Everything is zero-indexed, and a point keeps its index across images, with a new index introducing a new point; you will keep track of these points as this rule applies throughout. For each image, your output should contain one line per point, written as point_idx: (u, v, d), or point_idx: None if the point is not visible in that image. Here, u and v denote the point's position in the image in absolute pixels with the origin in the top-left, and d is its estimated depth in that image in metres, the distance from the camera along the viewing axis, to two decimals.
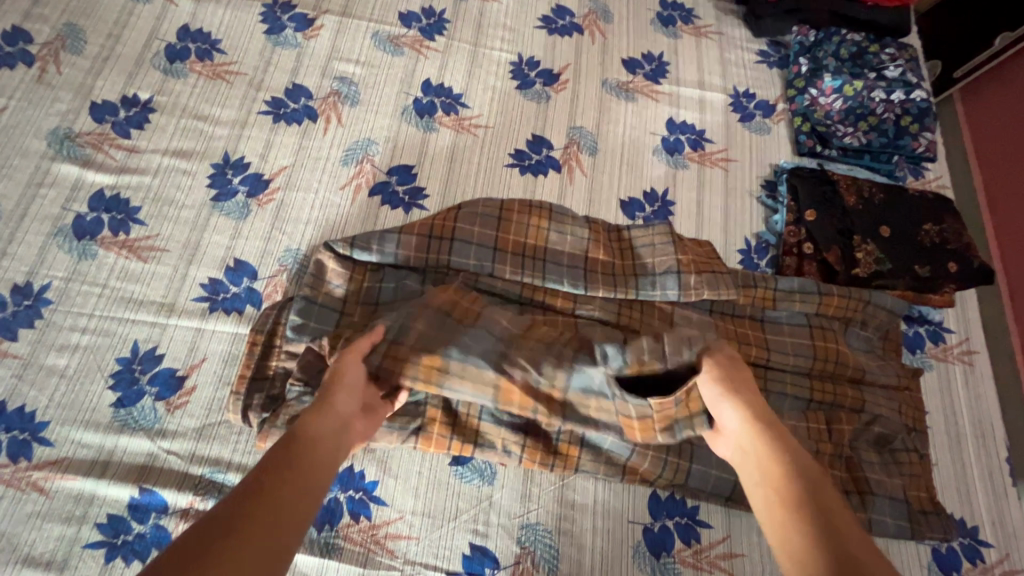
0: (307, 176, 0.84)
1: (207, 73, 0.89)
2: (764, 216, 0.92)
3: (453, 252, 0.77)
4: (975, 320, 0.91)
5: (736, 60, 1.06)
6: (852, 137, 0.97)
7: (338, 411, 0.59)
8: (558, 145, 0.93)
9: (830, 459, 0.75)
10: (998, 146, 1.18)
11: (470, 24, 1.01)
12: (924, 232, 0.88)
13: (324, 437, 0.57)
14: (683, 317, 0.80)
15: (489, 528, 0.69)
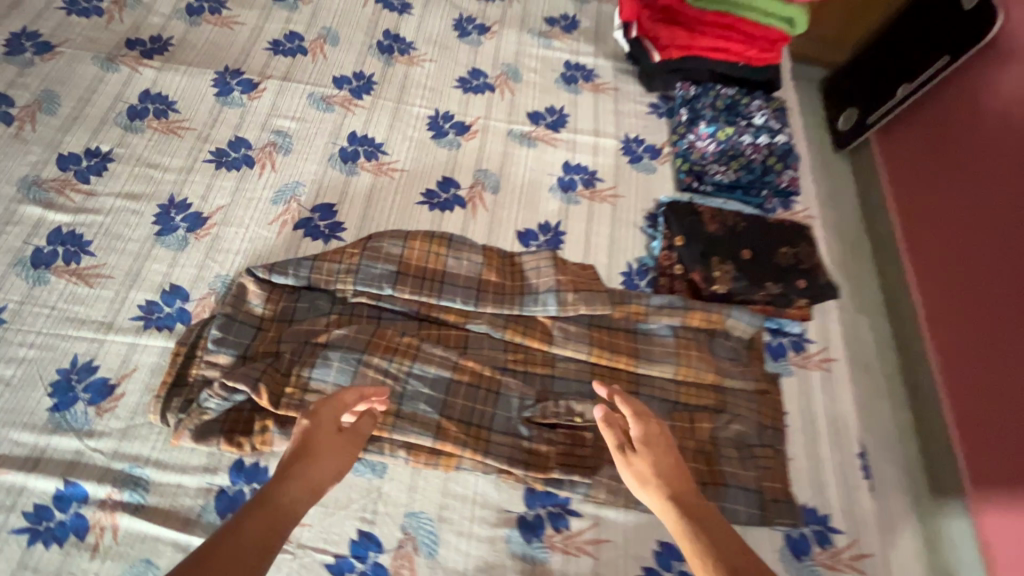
0: (241, 214, 0.97)
1: (162, 128, 1.04)
2: (644, 242, 1.05)
3: (358, 275, 0.89)
4: (835, 332, 1.02)
5: (630, 111, 1.22)
6: (724, 174, 1.11)
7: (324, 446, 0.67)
8: (464, 185, 1.07)
9: (692, 453, 0.85)
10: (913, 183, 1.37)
11: (395, 84, 1.17)
12: (780, 254, 1.00)
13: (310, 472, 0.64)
14: (561, 330, 0.91)
15: (376, 515, 0.77)
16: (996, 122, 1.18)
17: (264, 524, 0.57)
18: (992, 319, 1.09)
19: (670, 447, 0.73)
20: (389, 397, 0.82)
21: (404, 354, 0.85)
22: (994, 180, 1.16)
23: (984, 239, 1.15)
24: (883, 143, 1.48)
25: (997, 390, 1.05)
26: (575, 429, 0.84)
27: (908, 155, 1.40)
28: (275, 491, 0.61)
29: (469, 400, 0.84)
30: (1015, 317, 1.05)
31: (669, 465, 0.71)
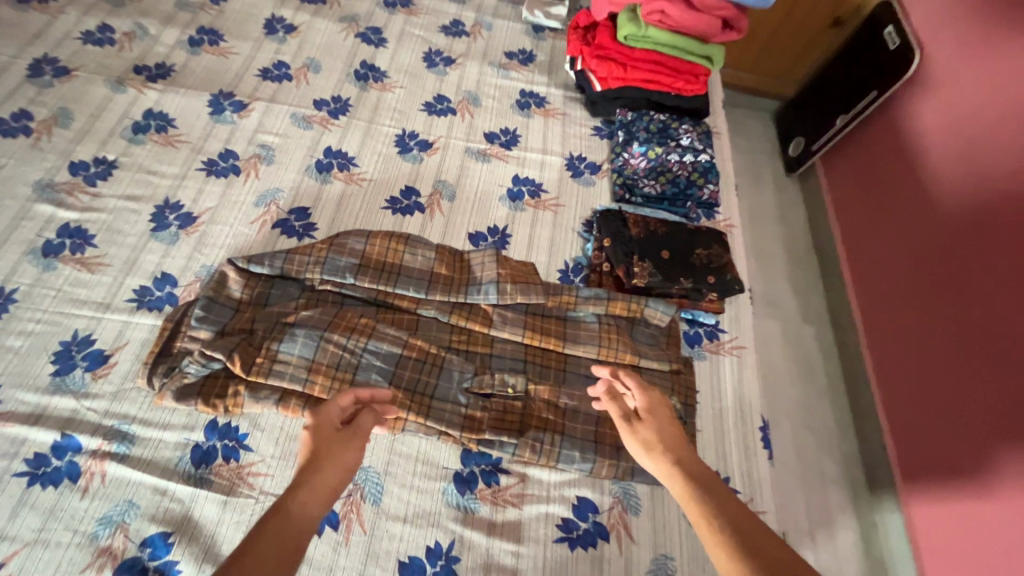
0: (227, 214, 1.12)
1: (161, 141, 1.20)
2: (580, 245, 1.21)
3: (324, 267, 1.04)
4: (746, 323, 1.17)
5: (575, 133, 1.40)
6: (652, 188, 1.28)
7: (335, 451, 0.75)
8: (424, 194, 1.23)
9: (608, 422, 0.98)
10: (856, 227, 1.99)
11: (368, 107, 1.34)
12: (695, 255, 1.15)
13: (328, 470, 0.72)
14: (500, 316, 1.05)
15: None
16: (895, 192, 1.83)
17: (290, 526, 0.65)
18: (911, 343, 1.65)
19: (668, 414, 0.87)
20: (345, 368, 0.95)
21: (361, 332, 0.98)
22: (904, 230, 1.76)
23: (905, 288, 1.71)
24: (832, 200, 2.14)
25: (906, 389, 1.64)
26: (508, 399, 0.98)
27: (855, 221, 2.00)
28: (288, 502, 0.67)
29: (416, 373, 0.97)
30: (926, 319, 1.61)
31: (669, 430, 0.84)
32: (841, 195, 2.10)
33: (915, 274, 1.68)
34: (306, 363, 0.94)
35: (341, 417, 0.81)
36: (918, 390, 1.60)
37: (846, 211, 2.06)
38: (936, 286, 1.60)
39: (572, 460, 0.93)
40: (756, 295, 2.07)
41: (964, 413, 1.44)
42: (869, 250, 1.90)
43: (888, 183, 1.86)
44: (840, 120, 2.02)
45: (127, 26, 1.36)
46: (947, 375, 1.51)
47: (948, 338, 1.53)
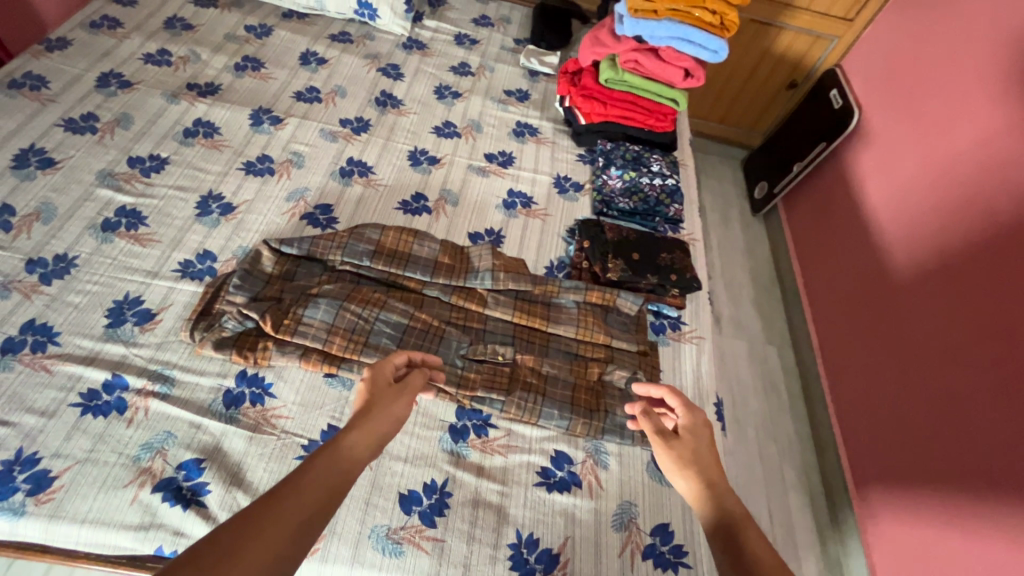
0: (262, 206, 1.31)
1: (208, 145, 1.40)
2: (563, 246, 1.41)
3: (345, 250, 1.21)
4: (705, 318, 1.35)
5: (562, 158, 1.63)
6: (627, 204, 1.50)
7: (391, 408, 0.86)
8: (432, 199, 1.43)
9: (583, 388, 1.14)
10: (815, 267, 2.21)
11: (386, 128, 1.57)
12: (661, 257, 1.35)
13: (380, 426, 0.82)
14: (494, 298, 1.23)
15: (343, 416, 1.04)
16: (845, 234, 2.07)
17: (328, 480, 0.71)
18: (858, 361, 1.85)
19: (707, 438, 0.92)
20: (360, 333, 1.11)
21: (374, 304, 1.15)
22: (852, 266, 1.99)
23: (852, 312, 1.93)
24: (795, 244, 2.37)
25: (854, 403, 1.82)
26: (498, 365, 1.14)
27: (812, 257, 2.24)
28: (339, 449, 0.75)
29: (420, 340, 1.14)
30: (870, 342, 1.81)
31: (704, 455, 0.89)
32: (802, 239, 2.33)
33: (861, 299, 1.90)
34: (327, 326, 1.10)
35: (395, 373, 0.93)
36: (863, 403, 1.77)
37: (806, 253, 2.29)
38: (877, 310, 1.81)
39: (551, 417, 1.08)
40: (724, 317, 2.27)
41: (898, 419, 1.61)
42: (824, 281, 2.13)
43: (838, 223, 2.12)
44: (796, 166, 2.31)
45: (183, 51, 1.59)
46: (886, 387, 1.69)
47: (887, 354, 1.72)
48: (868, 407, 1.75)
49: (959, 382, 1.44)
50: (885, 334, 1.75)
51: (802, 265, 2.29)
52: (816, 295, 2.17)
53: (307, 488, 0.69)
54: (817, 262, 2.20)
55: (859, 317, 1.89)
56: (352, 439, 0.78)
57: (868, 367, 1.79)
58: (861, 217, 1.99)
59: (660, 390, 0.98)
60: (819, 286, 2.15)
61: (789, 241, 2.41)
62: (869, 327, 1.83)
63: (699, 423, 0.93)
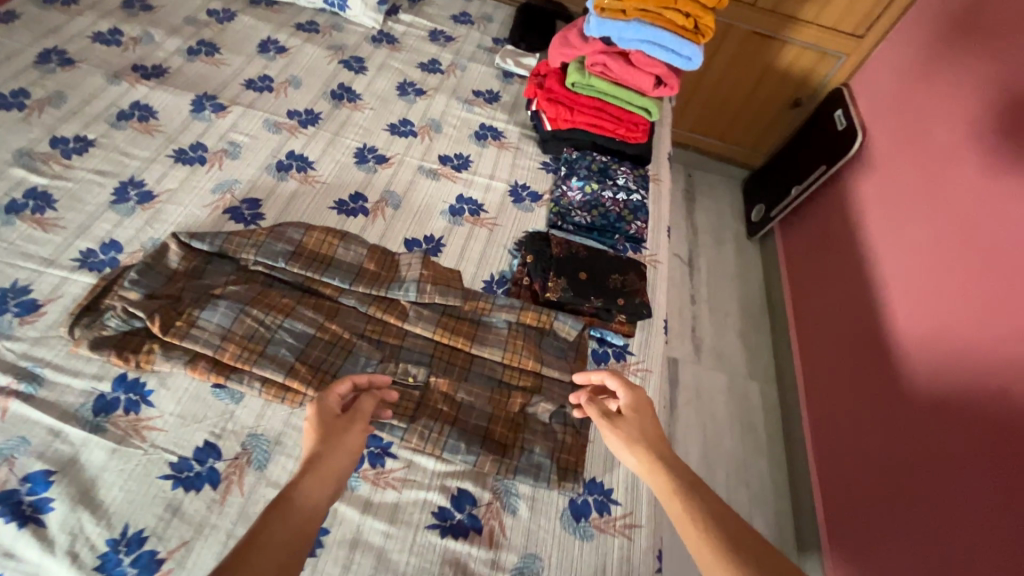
0: (184, 197, 1.22)
1: (141, 129, 1.32)
2: (507, 260, 1.29)
3: (260, 249, 1.12)
4: (656, 350, 1.22)
5: (523, 164, 1.52)
6: (583, 218, 1.38)
7: (348, 441, 0.79)
8: (371, 200, 1.33)
9: (501, 420, 1.03)
10: (807, 302, 2.05)
11: (337, 122, 1.48)
12: (611, 279, 1.23)
13: (335, 461, 0.75)
14: (416, 312, 1.12)
15: (223, 432, 0.94)
16: (840, 269, 1.92)
17: (290, 528, 0.65)
18: (843, 407, 1.69)
19: (650, 416, 0.92)
20: (258, 341, 1.01)
21: (280, 310, 1.06)
22: (844, 304, 1.83)
23: (841, 353, 1.77)
24: (790, 276, 2.21)
25: (836, 452, 1.66)
26: (407, 388, 1.03)
27: (805, 289, 2.09)
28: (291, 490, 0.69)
29: (324, 353, 1.03)
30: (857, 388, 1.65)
31: (650, 429, 0.89)
32: (796, 271, 2.17)
33: (852, 340, 1.75)
34: (221, 332, 1.00)
35: (340, 404, 0.86)
36: (845, 453, 1.62)
37: (799, 287, 2.13)
38: (868, 352, 1.66)
39: (456, 451, 0.97)
40: (705, 346, 2.12)
41: (881, 475, 1.45)
42: (816, 317, 1.97)
43: (835, 254, 1.97)
44: (795, 189, 2.17)
45: (135, 32, 1.53)
46: (871, 438, 1.54)
47: (875, 402, 1.57)
48: (851, 458, 1.59)
49: (952, 441, 1.29)
50: (874, 380, 1.60)
51: (794, 300, 2.13)
52: (806, 333, 2.01)
53: (272, 534, 0.64)
54: (809, 297, 2.04)
55: (848, 359, 1.73)
56: (304, 486, 0.70)
57: (854, 414, 1.63)
58: (859, 249, 1.84)
59: (600, 374, 0.99)
60: (810, 323, 1.99)
61: (783, 272, 2.24)
62: (857, 372, 1.68)
63: (642, 400, 0.94)
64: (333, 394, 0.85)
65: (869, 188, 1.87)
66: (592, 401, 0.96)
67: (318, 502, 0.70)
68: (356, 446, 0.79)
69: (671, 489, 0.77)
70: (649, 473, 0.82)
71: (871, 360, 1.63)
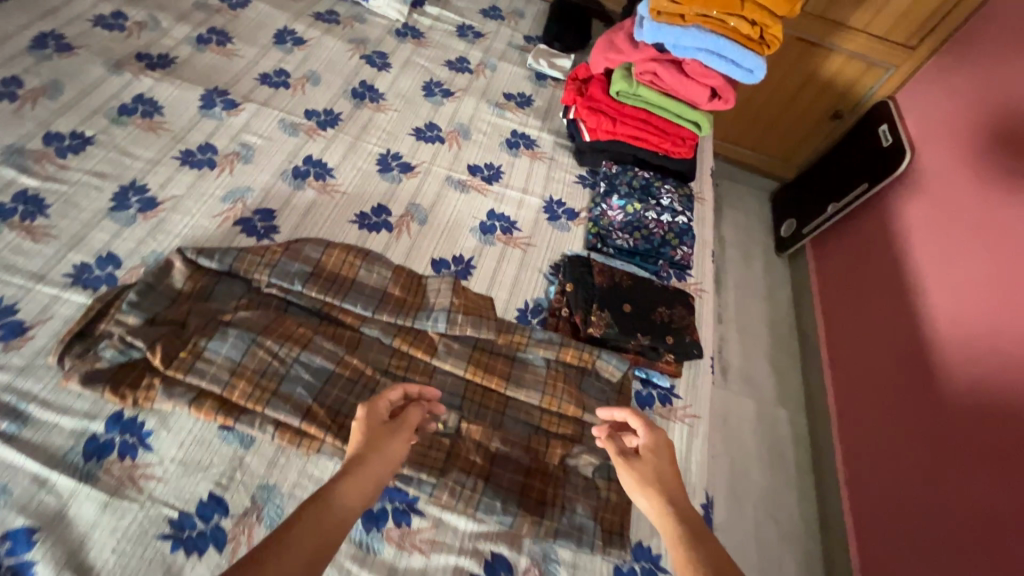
0: (191, 205, 1.11)
1: (144, 126, 1.20)
2: (543, 286, 1.18)
3: (274, 270, 1.01)
4: (704, 393, 1.11)
5: (558, 178, 1.40)
6: (625, 241, 1.26)
7: (394, 447, 0.77)
8: (395, 214, 1.21)
9: (539, 474, 0.92)
10: (838, 325, 1.94)
11: (359, 124, 1.36)
12: (658, 313, 1.13)
13: (379, 468, 0.74)
14: (446, 345, 1.01)
15: (231, 483, 0.83)
16: (879, 292, 1.80)
17: (319, 532, 0.63)
18: (882, 437, 1.59)
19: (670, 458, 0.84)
20: (272, 377, 0.90)
21: (296, 341, 0.95)
22: (883, 330, 1.73)
23: (880, 379, 1.67)
24: (819, 295, 2.09)
25: (872, 485, 1.56)
26: (436, 435, 0.92)
27: (838, 308, 1.97)
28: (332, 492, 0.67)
29: (344, 391, 0.93)
30: (899, 423, 1.55)
31: (668, 473, 0.81)
32: (827, 290, 2.06)
33: (892, 366, 1.64)
34: (231, 366, 0.89)
35: (388, 411, 0.82)
36: (884, 488, 1.52)
37: (829, 308, 2.02)
38: (911, 380, 1.56)
39: (491, 510, 0.86)
40: (732, 368, 1.98)
41: (926, 515, 1.36)
42: (849, 337, 1.87)
43: (874, 273, 1.85)
44: (832, 208, 2.04)
45: (141, 16, 1.40)
46: (915, 474, 1.44)
47: (921, 436, 1.47)
48: (891, 494, 1.49)
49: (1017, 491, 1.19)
50: (919, 411, 1.50)
51: (823, 322, 2.02)
52: (836, 358, 1.90)
53: (304, 538, 0.61)
54: (842, 320, 1.93)
55: (888, 387, 1.63)
56: (340, 490, 0.68)
57: (895, 446, 1.54)
58: (903, 269, 1.73)
59: (623, 413, 0.89)
60: (842, 348, 1.89)
61: (812, 291, 2.12)
62: (898, 401, 1.58)
63: (660, 443, 0.84)
64: (383, 398, 0.82)
65: (919, 209, 1.75)
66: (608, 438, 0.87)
67: (353, 504, 0.68)
68: (398, 455, 0.77)
69: (674, 536, 0.71)
70: (659, 518, 0.75)
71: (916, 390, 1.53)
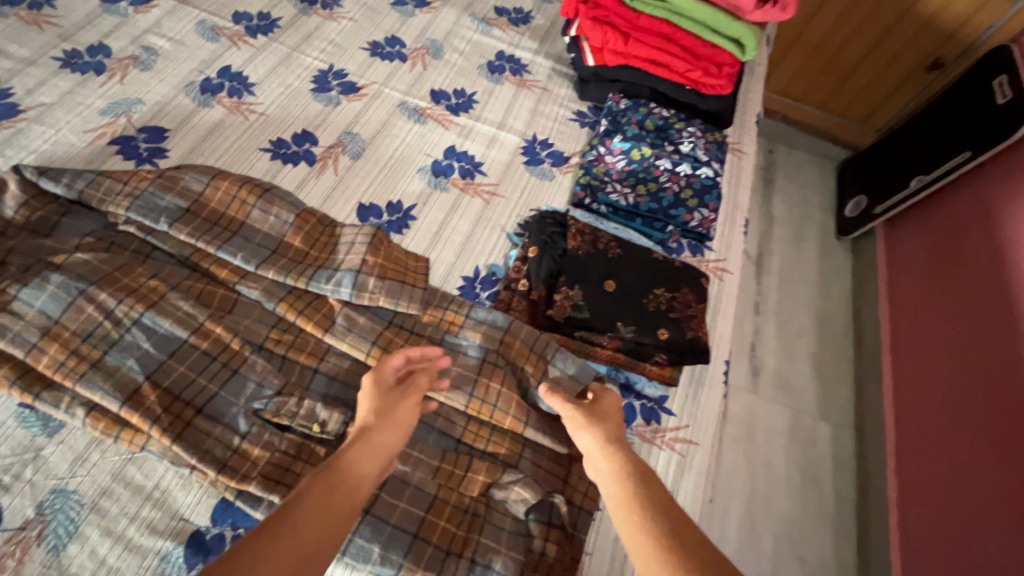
0: (60, 116, 0.87)
1: (28, 19, 0.97)
2: (504, 250, 0.89)
3: (135, 202, 0.76)
4: (706, 408, 0.81)
5: (549, 113, 1.08)
6: (622, 196, 0.94)
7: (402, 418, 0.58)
8: (323, 143, 0.94)
9: (450, 510, 0.65)
10: (908, 324, 1.54)
11: (301, 33, 1.08)
12: (653, 296, 0.81)
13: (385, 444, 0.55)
14: (347, 318, 0.74)
15: (15, 482, 0.61)
16: (968, 284, 1.39)
17: (330, 511, 0.48)
18: (948, 472, 1.22)
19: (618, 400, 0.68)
20: (98, 342, 0.67)
21: (143, 297, 0.71)
22: (967, 332, 1.33)
23: (956, 394, 1.29)
24: (890, 286, 1.68)
25: (932, 529, 1.21)
26: (311, 439, 0.67)
27: (910, 307, 1.56)
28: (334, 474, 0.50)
29: (194, 370, 0.68)
30: (973, 453, 1.18)
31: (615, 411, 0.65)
32: (899, 280, 1.64)
33: (972, 382, 1.25)
34: (43, 324, 0.66)
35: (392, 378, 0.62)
36: (948, 533, 1.17)
37: (901, 302, 1.60)
38: (998, 396, 1.18)
39: (366, 558, 0.60)
40: (766, 369, 1.62)
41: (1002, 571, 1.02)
42: (919, 343, 1.47)
43: (964, 263, 1.43)
44: (916, 181, 1.61)
45: None
46: (990, 519, 1.08)
47: (1000, 477, 1.10)
48: (954, 539, 1.15)
49: None
50: (1004, 439, 1.12)
51: (890, 319, 1.62)
52: (901, 365, 1.51)
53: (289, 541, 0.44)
54: (914, 317, 1.53)
55: (963, 409, 1.25)
56: (346, 462, 0.52)
57: (964, 483, 1.18)
58: (1006, 257, 1.31)
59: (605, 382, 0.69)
60: (908, 354, 1.49)
61: (881, 281, 1.71)
62: (975, 422, 1.20)
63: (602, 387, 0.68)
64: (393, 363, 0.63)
65: None
66: (552, 393, 0.67)
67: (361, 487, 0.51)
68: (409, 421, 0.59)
69: (620, 469, 0.56)
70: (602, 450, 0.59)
71: (1000, 414, 1.15)
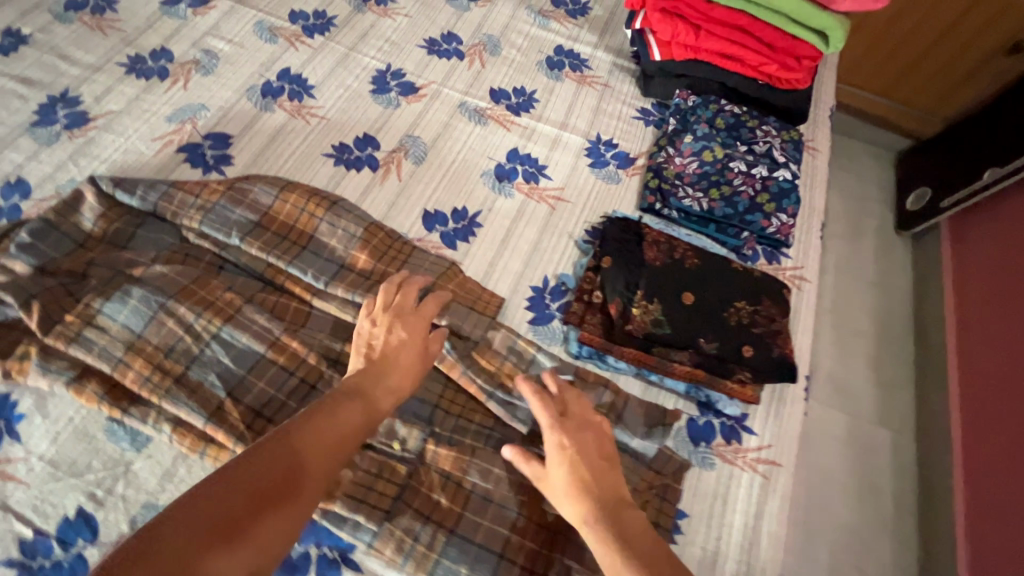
0: (127, 123, 0.87)
1: (91, 24, 0.97)
2: (574, 258, 0.86)
3: (208, 215, 0.76)
4: (790, 427, 0.77)
5: (611, 111, 1.03)
6: (695, 201, 0.89)
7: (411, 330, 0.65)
8: (385, 148, 0.92)
9: (534, 529, 0.64)
10: (977, 323, 1.46)
11: (356, 31, 1.06)
12: (734, 309, 0.77)
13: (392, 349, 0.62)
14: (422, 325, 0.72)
15: (108, 496, 0.62)
16: None
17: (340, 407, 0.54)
18: None
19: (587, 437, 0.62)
20: (180, 357, 0.67)
21: (220, 311, 0.70)
22: None
23: None
24: (956, 283, 1.59)
25: (1008, 541, 1.15)
26: (390, 457, 0.65)
27: (980, 311, 1.47)
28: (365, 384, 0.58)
29: (272, 386, 0.68)
30: None
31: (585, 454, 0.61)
32: (967, 276, 1.56)
33: None
34: (127, 340, 0.66)
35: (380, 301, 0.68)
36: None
37: (968, 300, 1.52)
38: None
39: None
40: (822, 371, 1.56)
41: None
42: (993, 348, 1.37)
43: None
44: (988, 175, 1.49)
45: None
46: None
47: None
48: None
49: None
50: None
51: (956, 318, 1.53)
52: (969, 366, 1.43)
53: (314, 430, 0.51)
54: (983, 316, 1.45)
55: None
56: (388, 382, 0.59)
57: None
58: None
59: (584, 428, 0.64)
60: (976, 354, 1.42)
61: (948, 278, 1.62)
62: None
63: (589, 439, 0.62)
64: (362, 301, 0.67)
65: None
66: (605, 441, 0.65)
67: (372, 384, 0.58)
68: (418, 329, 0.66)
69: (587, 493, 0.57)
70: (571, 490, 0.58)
71: None
